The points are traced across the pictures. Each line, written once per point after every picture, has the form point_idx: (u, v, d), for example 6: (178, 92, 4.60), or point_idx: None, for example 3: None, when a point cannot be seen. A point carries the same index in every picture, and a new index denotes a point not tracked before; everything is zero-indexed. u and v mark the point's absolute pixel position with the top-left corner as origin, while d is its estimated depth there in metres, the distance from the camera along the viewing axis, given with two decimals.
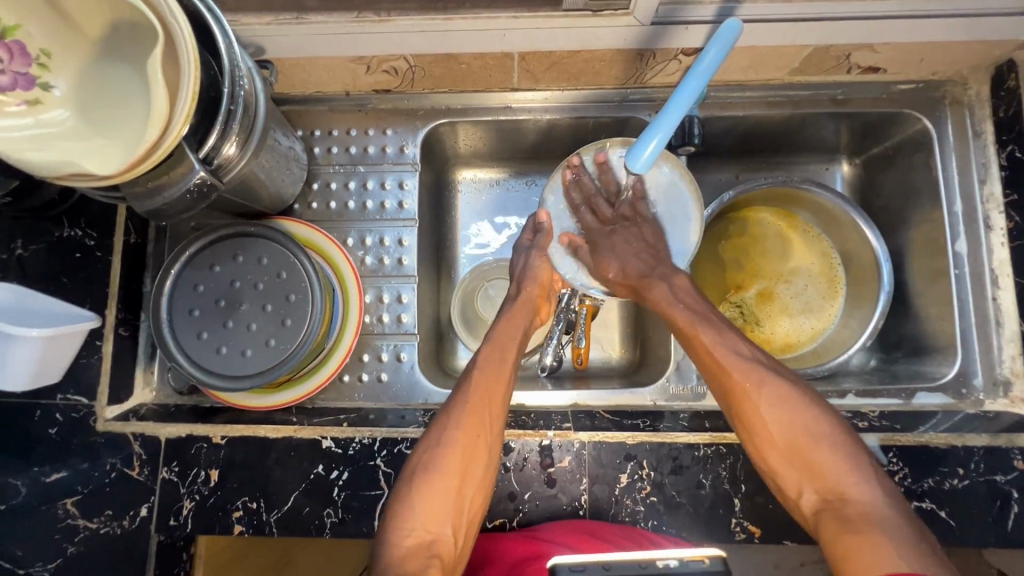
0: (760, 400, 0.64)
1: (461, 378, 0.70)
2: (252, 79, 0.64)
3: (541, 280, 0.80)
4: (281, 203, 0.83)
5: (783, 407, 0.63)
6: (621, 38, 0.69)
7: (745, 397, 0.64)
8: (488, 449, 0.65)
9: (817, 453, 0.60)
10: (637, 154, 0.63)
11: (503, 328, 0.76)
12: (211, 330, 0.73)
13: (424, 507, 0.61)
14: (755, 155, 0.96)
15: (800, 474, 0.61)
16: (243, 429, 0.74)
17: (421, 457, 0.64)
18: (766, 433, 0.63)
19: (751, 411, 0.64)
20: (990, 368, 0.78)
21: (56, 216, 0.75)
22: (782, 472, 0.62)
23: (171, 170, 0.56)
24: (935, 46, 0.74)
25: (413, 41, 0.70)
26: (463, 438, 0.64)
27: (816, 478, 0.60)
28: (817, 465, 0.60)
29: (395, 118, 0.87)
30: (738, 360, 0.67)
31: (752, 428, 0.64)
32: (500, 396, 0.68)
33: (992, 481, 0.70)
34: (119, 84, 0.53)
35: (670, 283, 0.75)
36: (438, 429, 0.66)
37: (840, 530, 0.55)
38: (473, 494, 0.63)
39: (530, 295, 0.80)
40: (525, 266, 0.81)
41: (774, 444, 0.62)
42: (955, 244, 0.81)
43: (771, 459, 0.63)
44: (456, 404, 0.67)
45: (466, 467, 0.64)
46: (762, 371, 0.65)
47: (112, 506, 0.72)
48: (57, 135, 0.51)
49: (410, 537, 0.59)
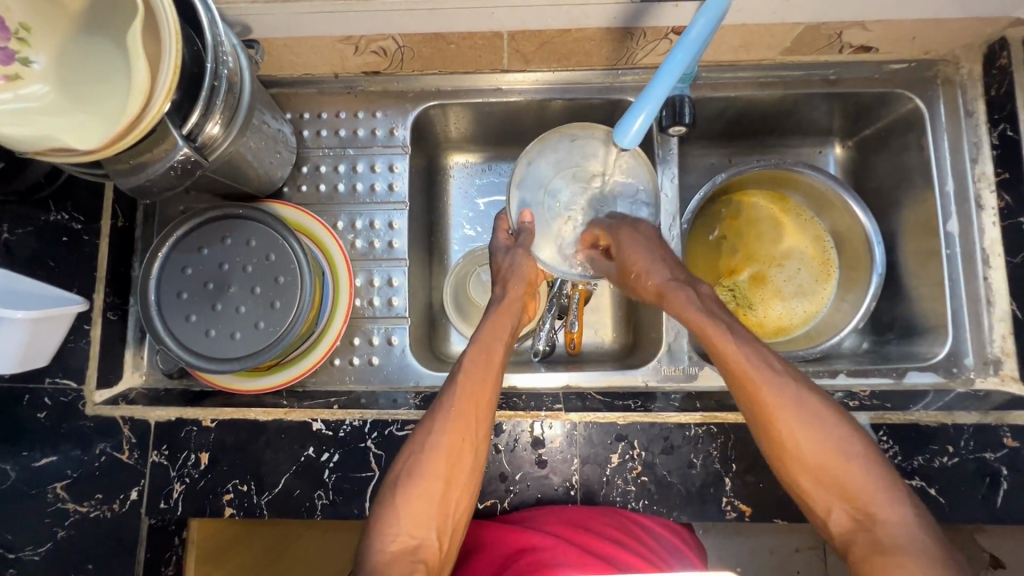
0: (789, 418, 0.62)
1: (449, 380, 0.68)
2: (237, 56, 0.63)
3: (527, 277, 0.75)
4: (270, 186, 0.83)
5: (813, 424, 0.62)
6: (609, 16, 0.69)
7: (776, 414, 0.62)
8: (473, 453, 0.65)
9: (847, 471, 0.60)
10: (625, 129, 0.63)
11: (489, 330, 0.72)
12: (200, 313, 0.72)
13: (408, 513, 0.61)
14: (748, 138, 0.95)
15: (830, 493, 0.60)
16: (233, 412, 0.73)
17: (405, 463, 0.64)
18: (795, 451, 0.62)
19: (780, 428, 0.62)
20: (980, 348, 0.78)
21: (42, 199, 0.74)
22: (812, 490, 0.61)
23: (153, 147, 0.56)
24: (926, 23, 0.73)
25: (401, 20, 0.69)
26: (451, 442, 0.63)
27: (847, 497, 0.60)
28: (847, 483, 0.60)
29: (384, 100, 0.86)
30: (766, 375, 0.64)
31: (782, 446, 0.62)
32: (487, 393, 0.67)
33: (982, 459, 0.70)
34: (100, 57, 0.53)
35: (693, 288, 0.70)
36: (424, 432, 0.64)
37: (870, 555, 0.57)
38: (458, 495, 0.63)
39: (515, 295, 0.75)
40: (509, 265, 0.76)
41: (804, 463, 0.61)
42: (947, 224, 0.81)
43: (800, 477, 0.62)
44: (445, 407, 0.65)
45: (451, 470, 0.63)
46: (792, 387, 0.63)
47: (102, 490, 0.72)
48: (36, 110, 0.51)
49: (395, 542, 0.59)
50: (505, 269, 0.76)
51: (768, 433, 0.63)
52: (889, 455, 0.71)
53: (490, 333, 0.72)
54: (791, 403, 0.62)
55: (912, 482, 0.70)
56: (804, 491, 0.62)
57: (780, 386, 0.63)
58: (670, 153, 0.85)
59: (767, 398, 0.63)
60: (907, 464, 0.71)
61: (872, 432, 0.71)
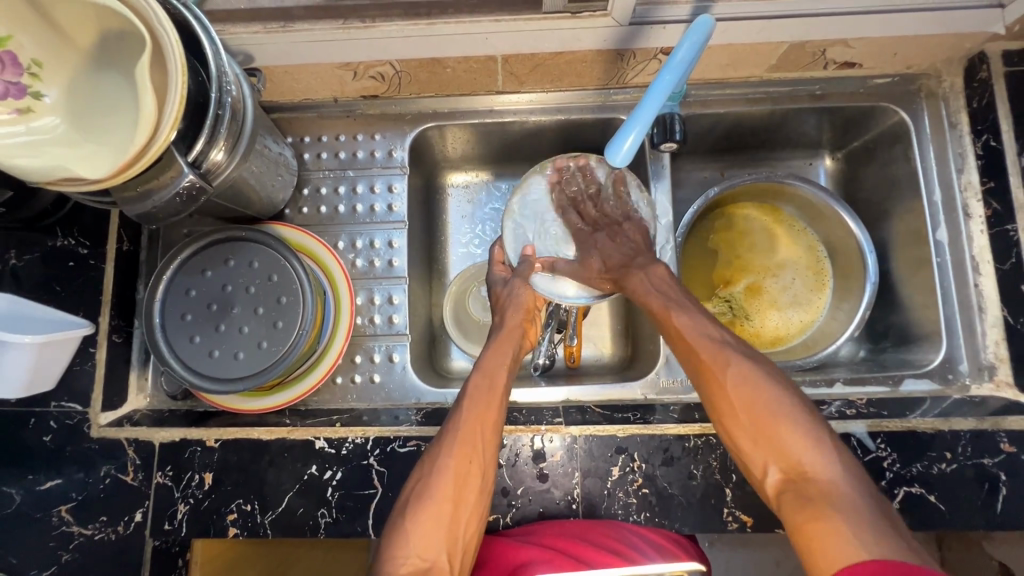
0: (725, 375, 0.64)
1: (454, 408, 0.69)
2: (240, 84, 0.65)
3: (526, 305, 0.76)
4: (272, 208, 0.85)
5: (751, 386, 0.62)
6: (599, 38, 0.71)
7: (709, 368, 0.65)
8: (481, 475, 0.65)
9: (786, 432, 0.59)
10: (617, 148, 0.65)
11: (492, 354, 0.73)
12: (204, 334, 0.74)
13: (418, 537, 0.60)
14: (739, 152, 0.97)
15: (764, 448, 0.60)
16: (237, 431, 0.74)
17: (416, 485, 0.64)
18: (735, 409, 0.62)
19: (720, 390, 0.64)
20: (974, 354, 0.79)
21: (48, 226, 0.77)
22: (749, 449, 0.61)
23: (160, 175, 0.57)
24: (906, 40, 0.76)
25: (399, 46, 0.72)
26: (461, 462, 0.64)
27: (782, 454, 0.58)
28: (788, 441, 0.59)
29: (383, 123, 0.89)
30: (704, 338, 0.67)
31: (722, 408, 0.64)
32: (493, 417, 0.68)
33: (980, 465, 0.71)
34: (110, 93, 0.55)
35: (648, 273, 0.75)
36: (434, 456, 0.65)
37: (800, 506, 0.55)
38: (467, 518, 0.63)
39: (513, 321, 0.76)
40: (507, 294, 0.77)
41: (740, 421, 0.62)
42: (935, 232, 0.83)
43: (738, 434, 0.62)
44: (452, 431, 0.66)
45: (459, 491, 0.63)
46: (726, 350, 0.66)
47: (106, 512, 0.72)
48: (47, 142, 0.53)
49: (405, 565, 0.58)
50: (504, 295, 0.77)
51: (712, 403, 0.64)
52: (888, 463, 0.71)
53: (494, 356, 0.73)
54: (730, 367, 0.64)
55: (911, 489, 0.71)
56: (743, 451, 0.62)
57: (718, 350, 0.66)
58: (663, 169, 0.87)
59: (707, 363, 0.65)
60: (906, 472, 0.71)
61: (870, 440, 0.72)
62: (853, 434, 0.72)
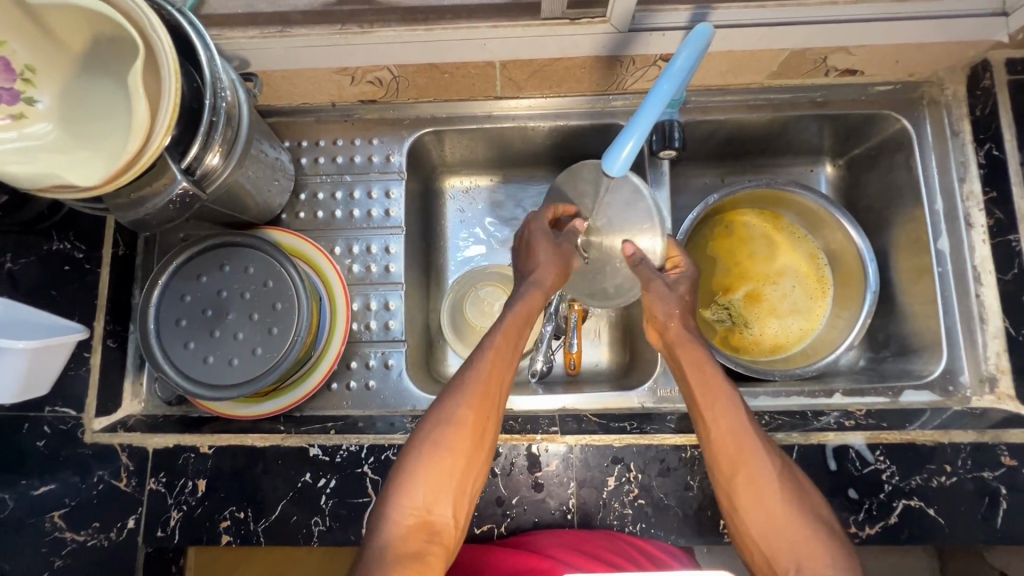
0: (765, 464, 0.62)
1: (469, 362, 0.66)
2: (235, 90, 0.65)
3: (563, 261, 0.73)
4: (269, 213, 0.84)
5: (786, 485, 0.62)
6: (597, 44, 0.71)
7: (754, 452, 0.63)
8: (490, 439, 0.65)
9: (811, 532, 0.60)
10: (614, 156, 0.64)
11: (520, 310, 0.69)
12: (198, 340, 0.73)
13: (425, 490, 0.60)
14: (740, 158, 0.97)
15: (793, 550, 0.59)
16: (230, 438, 0.74)
17: (426, 441, 0.62)
18: (767, 501, 0.61)
19: (755, 472, 0.62)
20: (975, 365, 0.78)
21: (45, 229, 0.77)
22: (772, 548, 0.60)
23: (153, 182, 0.57)
24: (908, 48, 0.75)
25: (398, 52, 0.72)
26: (475, 423, 0.63)
27: (806, 557, 0.58)
28: (812, 546, 0.59)
29: (381, 127, 0.88)
30: (749, 415, 0.65)
31: (757, 496, 0.61)
32: (510, 377, 0.67)
33: (980, 478, 0.70)
34: (103, 99, 0.55)
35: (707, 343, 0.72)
36: (450, 409, 0.63)
37: None
38: (477, 476, 0.63)
39: (548, 280, 0.72)
40: (550, 246, 0.73)
41: (772, 517, 0.61)
42: (937, 242, 0.82)
43: (765, 529, 0.61)
44: (469, 388, 0.64)
45: (472, 450, 0.62)
46: (766, 437, 0.65)
47: (100, 518, 0.72)
48: (39, 148, 0.53)
49: (411, 516, 0.59)
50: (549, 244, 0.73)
51: (739, 483, 0.62)
52: (887, 475, 0.71)
53: (522, 312, 0.70)
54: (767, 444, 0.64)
55: (911, 502, 0.70)
56: (765, 547, 0.60)
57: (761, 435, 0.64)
58: (663, 176, 0.86)
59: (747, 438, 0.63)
60: (905, 484, 0.70)
61: (868, 453, 0.71)
62: (852, 446, 0.72)
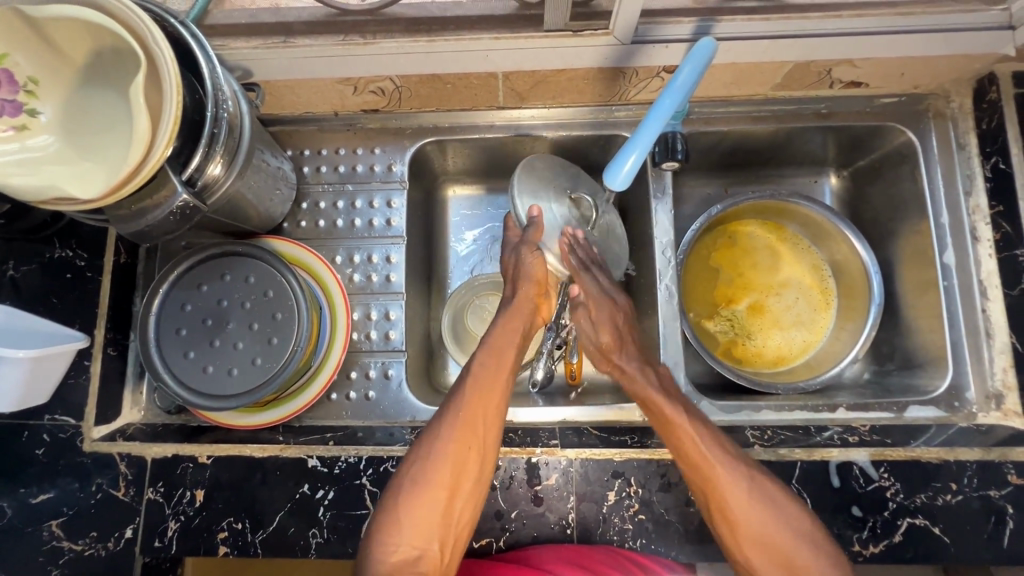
0: (741, 500, 0.63)
1: (457, 385, 0.70)
2: (238, 101, 0.65)
3: (534, 277, 0.75)
4: (270, 221, 0.84)
5: (769, 512, 0.63)
6: (601, 57, 0.71)
7: (727, 490, 0.64)
8: (480, 460, 0.66)
9: (799, 553, 0.62)
10: (617, 171, 0.63)
11: (501, 330, 0.74)
12: (198, 349, 0.73)
13: (411, 523, 0.63)
14: (744, 169, 0.96)
15: (776, 564, 0.63)
16: (229, 448, 0.74)
17: (412, 471, 0.65)
18: (749, 529, 0.63)
19: (730, 510, 0.64)
20: (981, 381, 0.77)
21: (47, 237, 0.77)
22: (758, 562, 0.64)
23: (152, 194, 0.57)
24: (914, 61, 0.75)
25: (400, 63, 0.72)
26: (455, 450, 0.65)
27: (793, 573, 0.62)
28: (795, 559, 0.62)
29: (383, 136, 0.88)
30: (715, 453, 0.66)
31: (736, 526, 0.64)
32: (495, 404, 0.69)
33: (986, 497, 0.69)
34: (107, 111, 0.55)
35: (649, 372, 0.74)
36: (433, 440, 0.66)
37: None
38: (462, 505, 0.65)
39: (524, 291, 0.75)
40: (517, 263, 0.76)
41: (756, 541, 0.63)
42: (943, 255, 0.81)
43: (749, 551, 0.64)
44: (452, 415, 0.67)
45: (455, 479, 0.64)
46: (737, 466, 0.65)
47: (98, 528, 0.71)
48: (41, 160, 0.53)
49: (395, 554, 0.61)
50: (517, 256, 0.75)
51: (719, 514, 0.65)
52: (891, 493, 0.70)
53: (506, 325, 0.74)
54: (738, 483, 0.64)
55: (915, 520, 0.69)
56: (752, 566, 0.64)
57: (732, 467, 0.65)
58: (665, 189, 0.86)
59: (716, 480, 0.64)
60: (909, 502, 0.69)
61: (873, 469, 0.71)
62: (856, 463, 0.71)
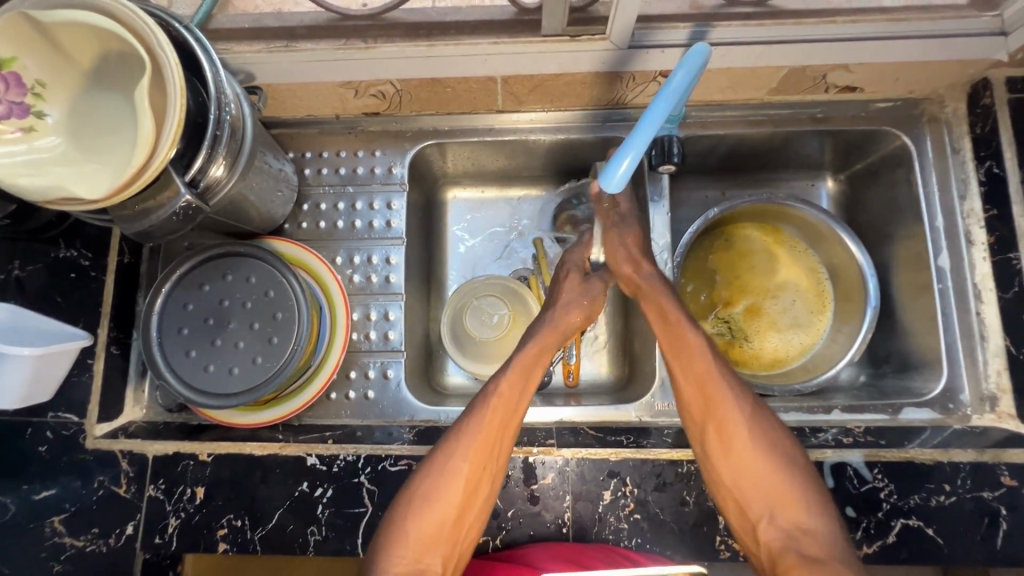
0: (736, 421, 0.65)
1: (475, 404, 0.68)
2: (240, 104, 0.66)
3: (589, 311, 0.77)
4: (272, 223, 0.85)
5: (761, 436, 0.65)
6: (598, 61, 0.72)
7: (723, 405, 0.66)
8: (491, 481, 0.66)
9: (787, 485, 0.63)
10: (611, 173, 0.64)
11: (531, 351, 0.72)
12: (200, 348, 0.74)
13: (417, 539, 0.62)
14: (741, 172, 0.97)
15: (764, 497, 0.63)
16: (229, 446, 0.75)
17: (422, 483, 0.65)
18: (739, 454, 0.64)
19: (722, 427, 0.66)
20: (975, 384, 0.78)
21: (53, 237, 0.79)
22: (745, 496, 0.64)
23: (158, 195, 0.58)
24: (909, 66, 0.75)
25: (401, 67, 0.73)
26: (470, 473, 0.65)
27: (780, 507, 0.62)
28: (782, 488, 0.63)
29: (384, 139, 0.89)
30: (715, 371, 0.68)
31: (727, 449, 0.65)
32: (510, 432, 0.68)
33: (979, 498, 0.69)
34: (111, 113, 0.56)
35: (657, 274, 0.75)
36: (443, 456, 0.65)
37: (799, 561, 0.59)
38: (470, 523, 0.65)
39: (571, 322, 0.76)
40: (582, 292, 0.77)
41: (743, 467, 0.64)
42: (937, 259, 0.81)
43: (736, 481, 0.64)
44: (468, 439, 0.65)
45: (466, 498, 0.65)
46: (738, 389, 0.67)
47: (99, 524, 0.72)
48: (48, 161, 0.54)
49: (398, 565, 0.61)
50: (579, 285, 0.78)
51: (711, 433, 0.66)
52: (885, 494, 0.70)
53: (535, 350, 0.73)
54: (737, 404, 0.66)
55: (909, 521, 0.69)
56: (738, 499, 0.64)
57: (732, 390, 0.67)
58: (662, 191, 0.87)
59: (714, 395, 0.66)
60: (903, 503, 0.70)
61: (866, 470, 0.71)
62: (850, 463, 0.71)
